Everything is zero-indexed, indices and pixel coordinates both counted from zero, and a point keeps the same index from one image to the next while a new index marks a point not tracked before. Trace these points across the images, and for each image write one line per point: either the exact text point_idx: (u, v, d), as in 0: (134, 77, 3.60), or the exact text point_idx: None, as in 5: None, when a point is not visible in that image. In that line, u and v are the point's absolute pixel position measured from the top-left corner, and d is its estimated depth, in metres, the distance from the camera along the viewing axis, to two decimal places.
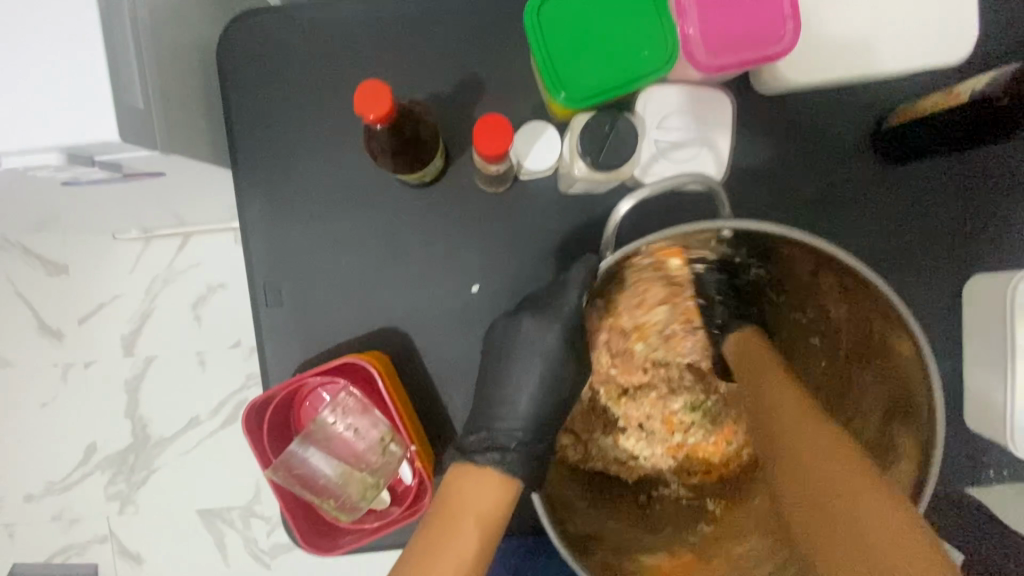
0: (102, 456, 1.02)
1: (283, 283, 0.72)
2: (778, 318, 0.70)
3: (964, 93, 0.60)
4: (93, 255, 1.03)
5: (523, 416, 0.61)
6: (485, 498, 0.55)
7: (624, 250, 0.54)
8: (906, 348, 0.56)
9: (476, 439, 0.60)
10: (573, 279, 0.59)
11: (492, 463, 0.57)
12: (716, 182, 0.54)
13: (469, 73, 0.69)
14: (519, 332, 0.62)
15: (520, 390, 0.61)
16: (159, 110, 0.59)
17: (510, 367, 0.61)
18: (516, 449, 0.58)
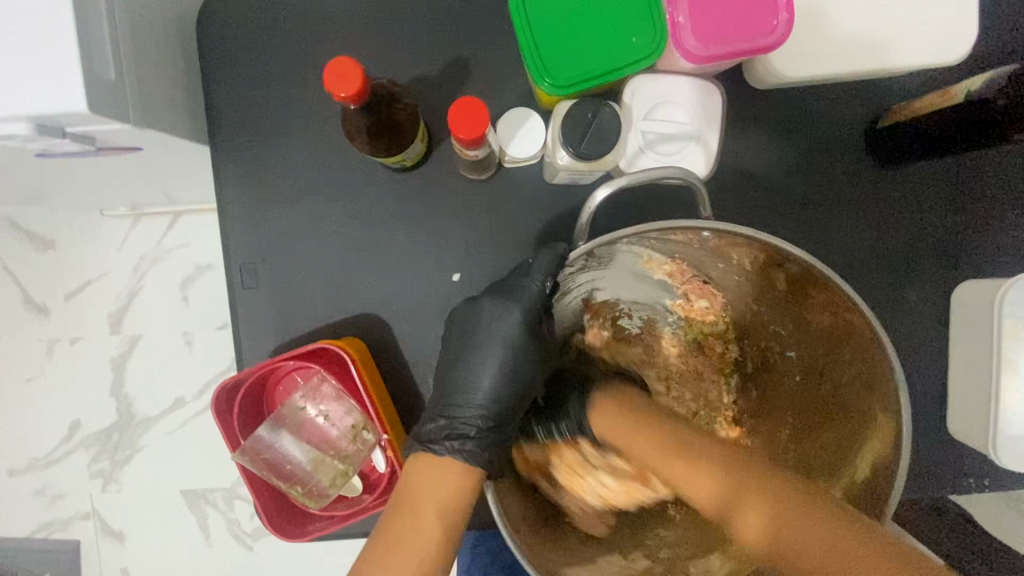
0: (85, 434, 1.02)
1: (262, 265, 0.70)
2: (758, 325, 0.68)
3: (959, 93, 0.58)
4: (79, 231, 1.01)
5: (486, 400, 0.60)
6: (450, 487, 0.54)
7: (599, 241, 0.52)
8: (877, 357, 0.55)
9: (436, 427, 0.58)
10: (538, 266, 0.57)
11: (451, 451, 0.55)
12: (695, 176, 0.52)
13: (459, 56, 0.68)
14: (479, 319, 0.59)
15: (481, 376, 0.60)
16: (134, 83, 0.57)
17: (473, 354, 0.60)
18: (476, 437, 0.57)
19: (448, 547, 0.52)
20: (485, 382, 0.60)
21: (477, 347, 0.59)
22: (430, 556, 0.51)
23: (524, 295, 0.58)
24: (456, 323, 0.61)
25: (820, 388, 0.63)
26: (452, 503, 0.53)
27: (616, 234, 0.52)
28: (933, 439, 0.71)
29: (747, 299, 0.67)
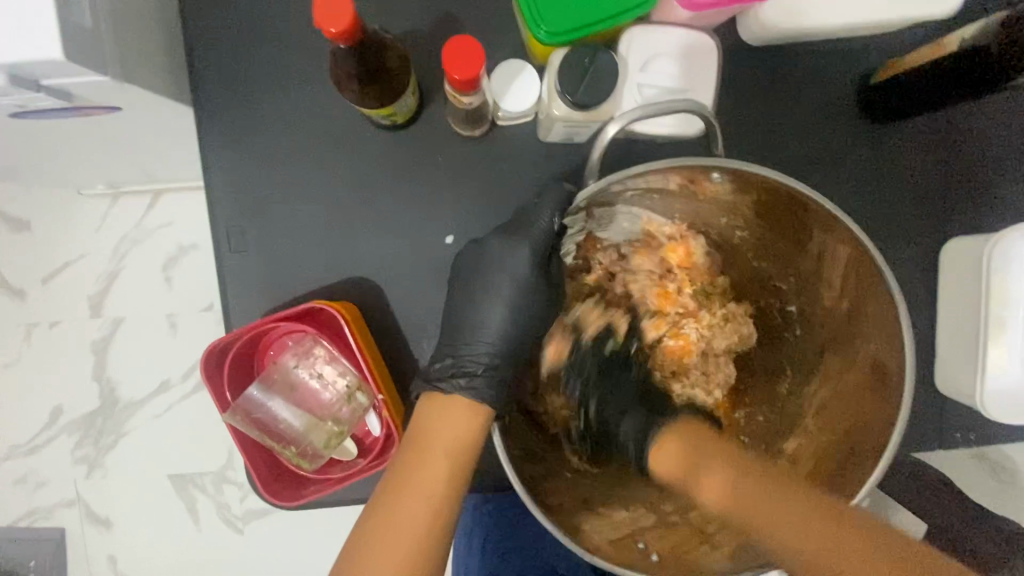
0: (67, 420, 0.99)
1: (250, 231, 0.69)
2: (761, 284, 0.68)
3: (953, 42, 0.57)
4: (56, 210, 0.98)
5: (493, 338, 0.58)
6: (459, 427, 0.53)
7: (609, 179, 0.51)
8: (880, 305, 0.55)
9: (441, 367, 0.58)
10: (546, 202, 0.58)
11: (458, 389, 0.55)
12: (710, 112, 0.52)
13: (448, 13, 0.66)
14: (488, 256, 0.59)
15: (486, 317, 0.59)
16: (112, 35, 0.54)
17: (480, 292, 0.59)
18: (483, 373, 0.56)
19: (457, 487, 0.51)
20: (492, 320, 0.59)
21: (483, 284, 0.58)
22: (438, 494, 0.50)
23: (535, 232, 0.57)
24: (464, 261, 0.60)
25: (820, 344, 0.64)
26: (462, 443, 0.52)
27: (626, 173, 0.51)
28: (922, 398, 0.71)
29: (751, 254, 0.67)
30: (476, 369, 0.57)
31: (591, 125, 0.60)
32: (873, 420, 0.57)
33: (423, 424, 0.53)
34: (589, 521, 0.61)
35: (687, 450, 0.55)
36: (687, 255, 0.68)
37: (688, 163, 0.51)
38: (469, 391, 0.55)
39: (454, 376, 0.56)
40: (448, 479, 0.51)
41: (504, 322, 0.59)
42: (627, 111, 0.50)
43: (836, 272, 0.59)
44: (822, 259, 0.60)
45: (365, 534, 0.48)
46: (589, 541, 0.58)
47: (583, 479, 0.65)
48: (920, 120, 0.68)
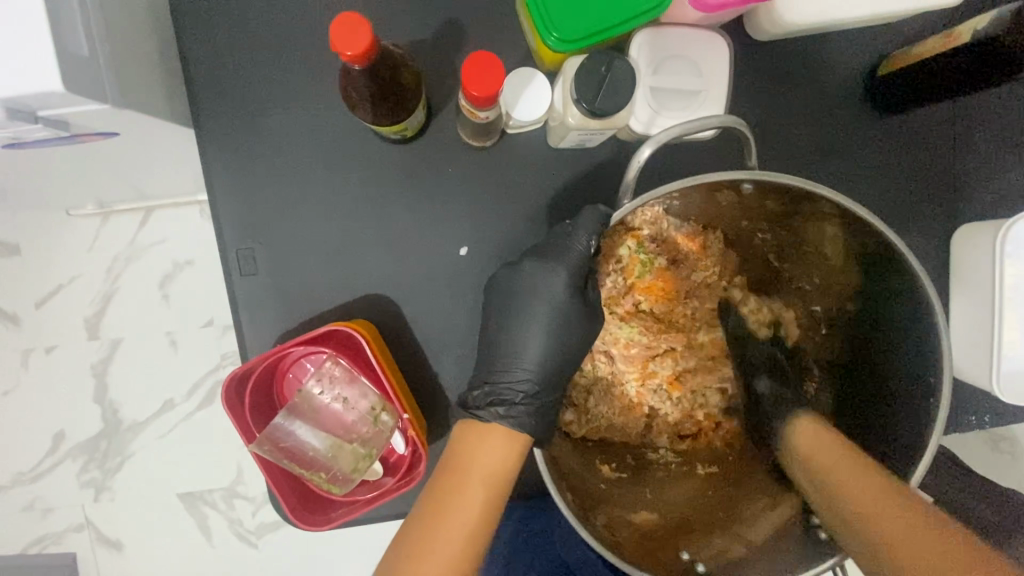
0: (73, 444, 0.97)
1: (257, 251, 0.67)
2: (782, 285, 0.69)
3: (965, 32, 0.57)
4: (50, 232, 0.96)
5: (531, 365, 0.58)
6: (494, 456, 0.53)
7: (647, 198, 0.52)
8: (914, 308, 0.56)
9: (479, 393, 0.57)
10: (581, 225, 0.56)
11: (498, 418, 0.55)
12: (739, 121, 0.50)
13: (450, 19, 0.65)
14: (524, 280, 0.58)
15: (526, 342, 0.58)
16: (108, 59, 0.52)
17: (516, 316, 0.58)
18: (521, 402, 0.56)
19: (492, 512, 0.51)
20: (532, 347, 0.58)
21: (520, 310, 0.58)
22: (471, 525, 0.50)
23: (568, 254, 0.56)
24: (496, 288, 0.59)
25: (844, 347, 0.65)
26: (500, 471, 0.53)
27: (662, 190, 0.52)
28: None
29: (771, 258, 0.67)
30: (515, 397, 0.56)
31: (606, 133, 0.59)
32: (904, 419, 0.59)
33: (458, 454, 0.53)
34: (622, 531, 0.61)
35: (828, 462, 0.55)
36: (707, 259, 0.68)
37: (720, 177, 0.51)
38: (509, 420, 0.55)
39: (492, 404, 0.56)
40: (481, 508, 0.50)
41: (542, 343, 0.58)
42: (663, 132, 0.48)
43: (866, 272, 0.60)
44: (853, 260, 0.60)
45: (404, 561, 0.48)
46: (629, 553, 0.59)
47: (621, 489, 0.65)
48: (930, 110, 0.68)
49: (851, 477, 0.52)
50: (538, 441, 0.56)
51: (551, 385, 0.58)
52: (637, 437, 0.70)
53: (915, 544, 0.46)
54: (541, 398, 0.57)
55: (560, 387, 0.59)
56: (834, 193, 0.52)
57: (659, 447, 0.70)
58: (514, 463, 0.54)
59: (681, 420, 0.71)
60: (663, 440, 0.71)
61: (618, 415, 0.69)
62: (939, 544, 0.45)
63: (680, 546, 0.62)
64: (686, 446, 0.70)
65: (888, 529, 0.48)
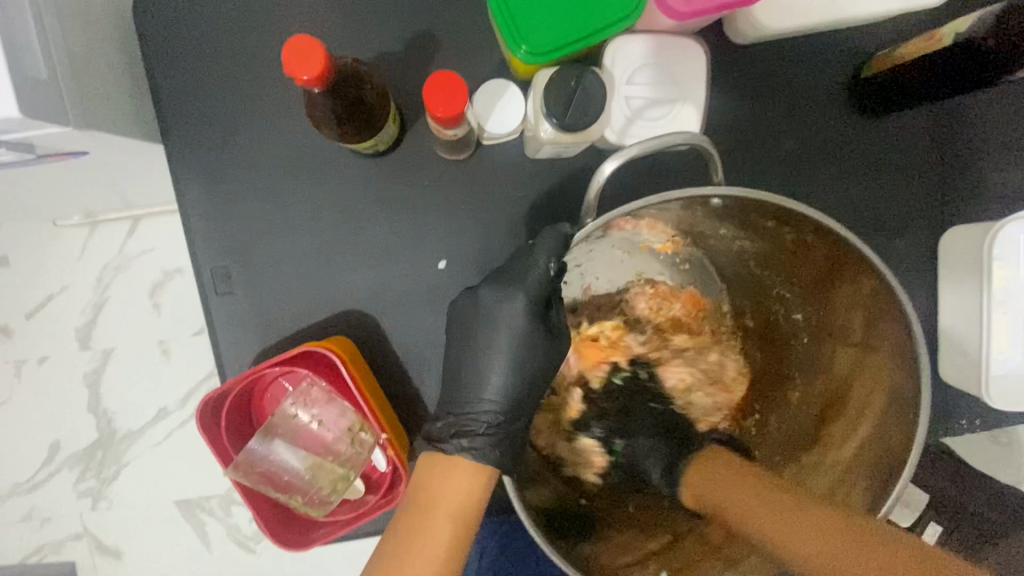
0: (67, 455, 0.97)
1: (234, 268, 0.66)
2: (766, 294, 0.67)
3: (947, 37, 0.56)
4: (35, 244, 0.95)
5: (495, 393, 0.57)
6: (461, 482, 0.52)
7: (612, 215, 0.51)
8: (888, 319, 0.55)
9: (443, 425, 0.56)
10: (541, 247, 0.55)
11: (460, 451, 0.54)
12: (700, 137, 0.49)
13: (424, 28, 0.63)
14: (483, 306, 0.57)
15: (489, 368, 0.57)
16: (69, 77, 0.51)
17: (479, 344, 0.57)
18: (484, 433, 0.55)
19: (463, 537, 0.51)
20: (494, 376, 0.57)
21: (482, 338, 0.57)
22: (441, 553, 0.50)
23: (528, 276, 0.56)
24: (458, 313, 0.59)
25: (831, 358, 0.63)
26: (470, 498, 0.52)
27: (638, 203, 0.51)
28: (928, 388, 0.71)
29: (754, 268, 0.66)
30: (479, 428, 0.55)
31: (580, 145, 0.58)
32: (883, 426, 0.58)
33: (425, 483, 0.52)
34: (598, 548, 0.61)
35: (702, 488, 0.58)
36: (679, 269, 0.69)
37: (688, 193, 0.50)
38: (473, 452, 0.54)
39: (454, 436, 0.55)
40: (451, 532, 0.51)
41: (507, 369, 0.58)
42: (625, 147, 0.47)
43: (839, 283, 0.59)
44: (825, 271, 0.59)
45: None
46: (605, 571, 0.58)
47: (601, 501, 0.65)
48: (913, 113, 0.66)
49: (733, 487, 0.55)
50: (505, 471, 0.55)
51: (517, 412, 0.58)
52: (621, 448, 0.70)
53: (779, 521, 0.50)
54: (508, 425, 0.56)
55: (528, 410, 0.58)
56: (797, 204, 0.51)
57: None
58: (479, 495, 0.53)
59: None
60: None
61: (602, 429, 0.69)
62: (824, 527, 0.47)
63: (659, 566, 0.62)
64: None
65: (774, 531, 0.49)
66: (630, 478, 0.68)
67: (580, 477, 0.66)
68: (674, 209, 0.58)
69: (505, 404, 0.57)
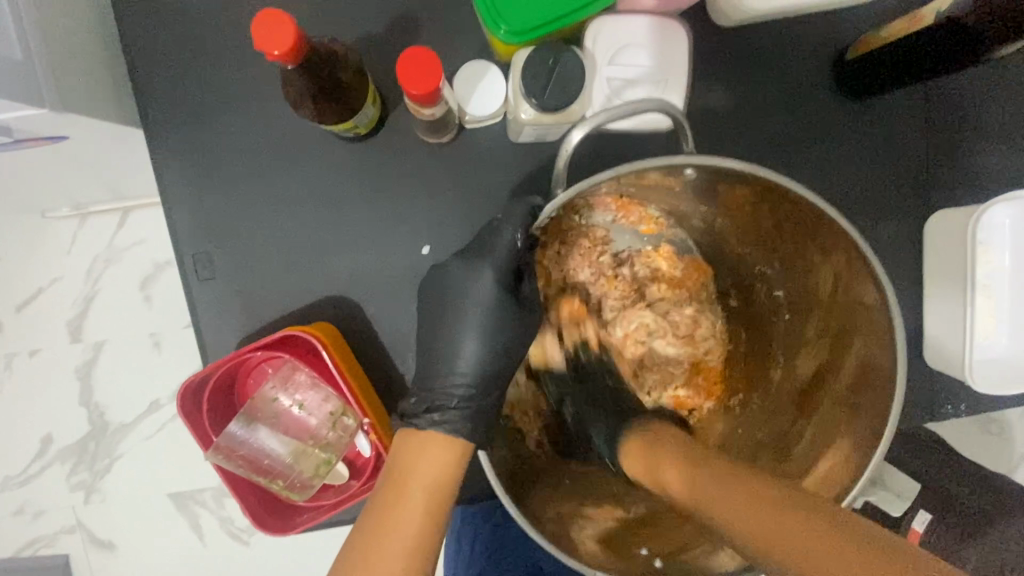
0: (58, 449, 0.97)
1: (217, 255, 0.66)
2: (746, 268, 0.68)
3: (929, 15, 0.55)
4: (23, 237, 0.94)
5: (467, 367, 0.57)
6: (433, 461, 0.51)
7: (582, 185, 0.49)
8: (868, 292, 0.54)
9: (416, 401, 0.56)
10: (510, 218, 0.56)
11: (433, 424, 0.54)
12: (676, 109, 0.49)
13: (407, 12, 0.63)
14: (453, 280, 0.57)
15: (460, 343, 0.57)
16: (45, 61, 0.50)
17: (450, 318, 0.57)
18: (456, 406, 0.55)
19: (438, 517, 0.50)
20: (465, 351, 0.57)
21: (452, 312, 0.57)
22: (418, 534, 0.48)
23: (496, 248, 0.56)
24: (429, 290, 0.59)
25: (811, 331, 0.64)
26: (442, 476, 0.51)
27: (600, 177, 0.50)
28: (915, 373, 0.71)
29: (735, 243, 0.66)
30: (450, 401, 0.55)
31: (562, 127, 0.58)
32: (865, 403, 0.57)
33: (399, 461, 0.51)
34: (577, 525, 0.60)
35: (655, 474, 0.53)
36: (658, 246, 0.68)
37: (658, 162, 0.49)
38: (444, 425, 0.53)
39: (427, 411, 0.55)
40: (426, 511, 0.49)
41: (478, 344, 0.57)
42: (592, 116, 0.47)
43: (820, 256, 0.59)
44: (806, 245, 0.59)
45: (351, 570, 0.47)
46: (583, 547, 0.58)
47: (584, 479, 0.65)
48: (898, 96, 0.66)
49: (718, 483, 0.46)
50: (479, 445, 0.54)
51: (489, 387, 0.57)
52: None
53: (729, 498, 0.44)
54: (480, 399, 0.56)
55: (498, 389, 0.58)
56: (770, 171, 0.50)
57: None
58: (455, 470, 0.52)
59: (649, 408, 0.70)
60: None
61: None
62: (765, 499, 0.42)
63: (641, 543, 0.62)
64: None
65: (720, 506, 0.44)
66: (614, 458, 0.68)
67: (563, 459, 0.66)
68: (649, 182, 0.58)
69: (477, 377, 0.57)
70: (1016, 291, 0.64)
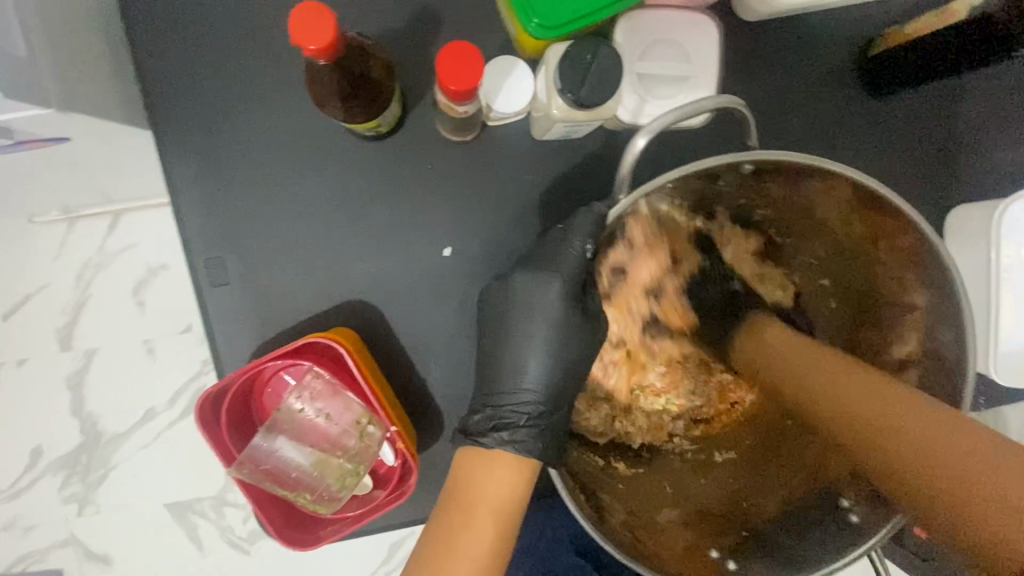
0: (50, 459, 0.93)
1: (229, 260, 0.63)
2: (785, 257, 0.67)
3: (962, 10, 0.55)
4: (9, 241, 0.90)
5: (534, 384, 0.57)
6: (501, 484, 0.54)
7: (642, 190, 0.50)
8: (925, 269, 0.54)
9: (482, 418, 0.57)
10: (575, 229, 0.54)
11: (502, 444, 0.55)
12: (735, 100, 0.48)
13: (424, 5, 0.61)
14: (517, 291, 0.58)
15: (528, 357, 0.58)
16: (49, 54, 0.47)
17: (515, 335, 0.58)
18: (525, 425, 0.56)
19: (504, 539, 0.53)
20: (532, 365, 0.58)
21: (518, 324, 0.58)
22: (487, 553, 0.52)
23: (565, 260, 0.55)
24: (491, 300, 0.59)
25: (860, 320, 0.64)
26: (509, 500, 0.54)
27: (658, 179, 0.50)
28: None
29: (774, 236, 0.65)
30: (520, 419, 0.56)
31: (592, 124, 0.56)
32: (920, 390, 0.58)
33: (465, 478, 0.54)
34: (648, 541, 0.60)
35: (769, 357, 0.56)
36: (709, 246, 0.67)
37: (728, 159, 0.49)
38: (515, 445, 0.55)
39: (496, 428, 0.56)
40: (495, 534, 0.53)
41: (543, 354, 0.58)
42: (654, 119, 0.46)
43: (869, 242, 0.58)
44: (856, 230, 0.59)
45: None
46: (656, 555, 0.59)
47: (642, 487, 0.64)
48: (920, 91, 0.66)
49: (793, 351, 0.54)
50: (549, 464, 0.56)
51: (553, 404, 0.58)
52: (658, 431, 0.68)
53: (841, 383, 0.47)
54: (547, 414, 0.57)
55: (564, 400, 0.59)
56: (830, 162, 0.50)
57: (678, 438, 0.69)
58: (523, 487, 0.55)
59: (694, 407, 0.69)
60: (681, 430, 0.69)
61: (640, 415, 0.68)
62: (875, 396, 0.45)
63: (708, 546, 0.62)
64: (703, 433, 0.69)
65: (826, 385, 0.48)
66: (660, 460, 0.67)
67: (610, 464, 0.65)
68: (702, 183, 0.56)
69: (544, 393, 0.58)
70: None
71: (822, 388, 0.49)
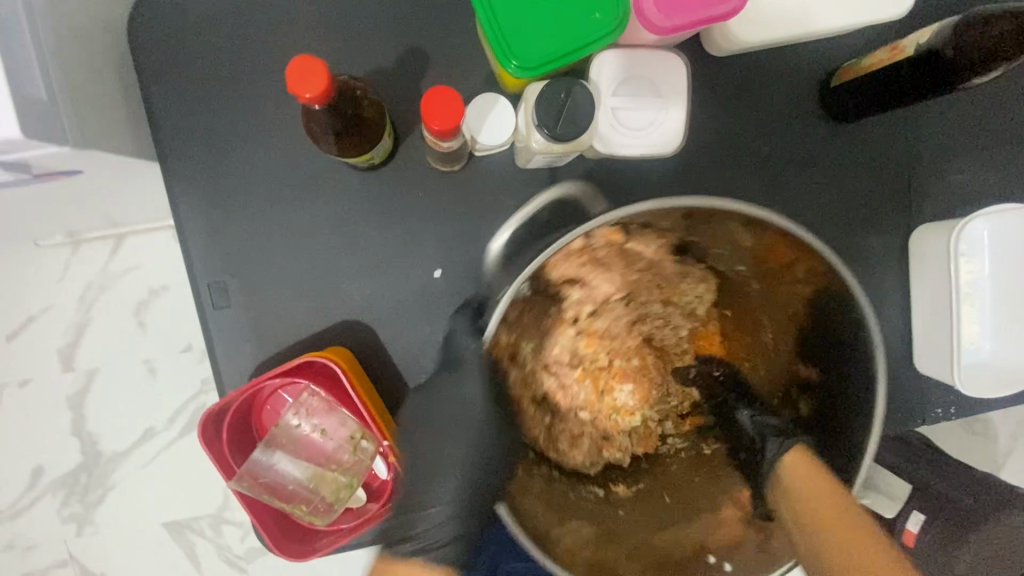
0: (51, 479, 0.95)
1: (230, 283, 0.67)
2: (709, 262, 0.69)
3: (909, 47, 0.60)
4: (16, 265, 0.94)
5: (444, 516, 0.64)
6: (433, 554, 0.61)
7: (537, 261, 0.53)
8: (812, 259, 0.56)
9: (410, 544, 0.63)
10: (459, 330, 0.63)
11: (420, 557, 0.62)
12: (577, 188, 0.63)
13: (413, 44, 0.65)
14: (440, 397, 0.63)
15: (442, 494, 0.64)
16: (66, 98, 0.51)
17: (438, 467, 0.65)
18: (433, 539, 0.63)
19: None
20: (444, 497, 0.64)
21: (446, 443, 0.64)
22: None
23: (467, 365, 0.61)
24: (417, 406, 0.64)
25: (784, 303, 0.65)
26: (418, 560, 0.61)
27: (552, 246, 0.53)
28: (903, 379, 0.74)
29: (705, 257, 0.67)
30: (440, 541, 0.63)
31: (569, 154, 0.61)
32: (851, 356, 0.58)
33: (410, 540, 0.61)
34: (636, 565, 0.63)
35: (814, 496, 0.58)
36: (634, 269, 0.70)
37: (612, 216, 0.52)
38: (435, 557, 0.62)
39: (421, 551, 0.63)
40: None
41: (467, 468, 0.64)
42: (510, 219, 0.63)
43: (758, 245, 0.60)
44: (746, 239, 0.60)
45: None
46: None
47: (639, 507, 0.69)
48: (878, 118, 0.70)
49: (818, 483, 0.58)
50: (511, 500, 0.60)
51: (469, 514, 0.64)
52: (648, 440, 0.76)
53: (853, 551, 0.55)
54: (467, 528, 0.64)
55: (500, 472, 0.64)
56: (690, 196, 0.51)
57: (667, 438, 0.76)
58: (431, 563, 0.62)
59: (672, 406, 0.77)
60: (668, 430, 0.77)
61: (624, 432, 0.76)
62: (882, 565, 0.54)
63: (708, 551, 0.64)
64: (688, 427, 0.76)
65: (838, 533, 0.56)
66: (660, 466, 0.74)
67: (610, 491, 0.70)
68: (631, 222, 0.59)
69: (459, 512, 0.64)
70: (1000, 297, 0.70)
71: (828, 508, 0.57)
